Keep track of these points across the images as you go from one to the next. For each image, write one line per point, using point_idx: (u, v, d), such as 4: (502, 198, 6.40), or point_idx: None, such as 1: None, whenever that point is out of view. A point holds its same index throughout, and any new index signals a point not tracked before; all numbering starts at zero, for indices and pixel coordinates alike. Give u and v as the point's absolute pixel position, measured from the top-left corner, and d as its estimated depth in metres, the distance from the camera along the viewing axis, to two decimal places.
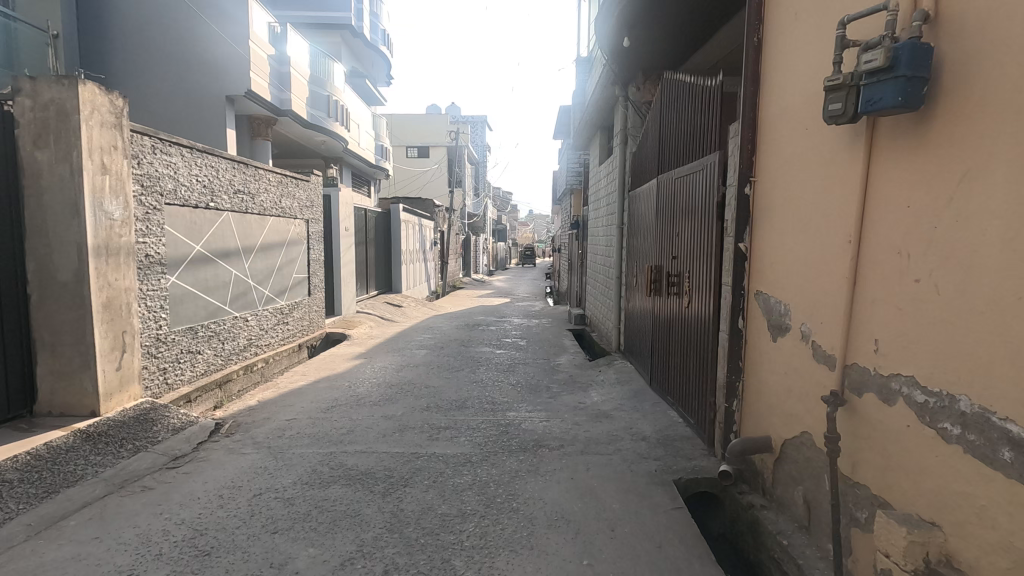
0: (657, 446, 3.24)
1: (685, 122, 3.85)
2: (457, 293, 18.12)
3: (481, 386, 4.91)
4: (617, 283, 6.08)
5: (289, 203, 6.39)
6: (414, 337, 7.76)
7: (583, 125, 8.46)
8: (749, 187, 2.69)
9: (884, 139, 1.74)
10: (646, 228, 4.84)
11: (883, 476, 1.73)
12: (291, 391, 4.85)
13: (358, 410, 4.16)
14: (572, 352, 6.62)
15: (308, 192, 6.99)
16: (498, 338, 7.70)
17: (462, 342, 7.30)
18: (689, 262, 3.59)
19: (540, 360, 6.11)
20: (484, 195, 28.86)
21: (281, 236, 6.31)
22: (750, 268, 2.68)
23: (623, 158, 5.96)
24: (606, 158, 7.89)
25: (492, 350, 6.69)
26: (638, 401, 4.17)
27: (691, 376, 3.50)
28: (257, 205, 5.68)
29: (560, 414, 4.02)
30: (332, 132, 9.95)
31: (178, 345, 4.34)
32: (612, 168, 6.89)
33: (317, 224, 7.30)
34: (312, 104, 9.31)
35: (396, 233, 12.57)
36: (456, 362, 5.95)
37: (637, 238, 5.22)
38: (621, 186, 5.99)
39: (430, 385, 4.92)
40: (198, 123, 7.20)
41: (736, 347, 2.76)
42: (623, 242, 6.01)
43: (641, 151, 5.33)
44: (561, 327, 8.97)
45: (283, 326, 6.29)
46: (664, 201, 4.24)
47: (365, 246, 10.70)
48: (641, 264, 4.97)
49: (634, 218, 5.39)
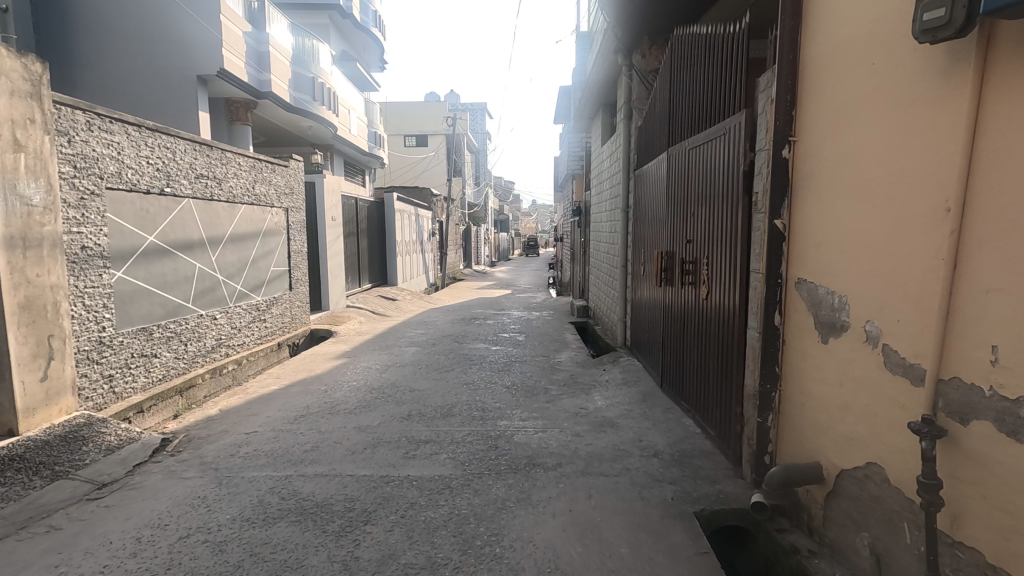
0: (672, 465, 2.73)
1: (702, 80, 3.26)
2: (456, 284, 17.63)
3: (473, 389, 4.41)
4: (623, 272, 5.54)
5: (262, 189, 5.88)
6: (405, 333, 7.27)
7: (584, 104, 7.89)
8: (788, 149, 2.13)
9: (1010, 60, 1.22)
10: (655, 210, 4.28)
11: (1007, 541, 1.22)
12: (260, 396, 4.36)
13: (329, 421, 3.66)
14: (574, 348, 6.11)
15: (286, 177, 6.47)
16: (495, 332, 7.20)
17: (456, 338, 6.80)
18: (708, 246, 3.05)
19: (539, 358, 5.59)
20: (485, 184, 28.28)
21: (255, 226, 5.81)
22: (789, 250, 2.14)
23: (628, 134, 5.40)
24: (609, 138, 7.32)
25: (487, 347, 6.18)
26: (647, 407, 3.66)
27: (711, 380, 2.98)
28: (225, 191, 5.17)
29: (558, 422, 3.51)
30: (318, 117, 9.41)
31: (127, 348, 3.86)
32: (616, 148, 6.33)
33: (298, 213, 6.78)
34: (295, 87, 8.76)
35: (391, 223, 12.04)
36: (448, 360, 5.45)
37: (644, 222, 4.68)
38: (626, 165, 5.42)
39: (416, 389, 4.42)
40: (168, 106, 6.69)
41: (771, 349, 2.23)
42: (628, 227, 5.47)
43: (648, 124, 4.76)
44: (563, 320, 8.44)
45: (258, 324, 5.79)
46: (676, 177, 3.68)
47: (357, 237, 10.19)
48: (649, 251, 4.43)
49: (641, 199, 4.84)
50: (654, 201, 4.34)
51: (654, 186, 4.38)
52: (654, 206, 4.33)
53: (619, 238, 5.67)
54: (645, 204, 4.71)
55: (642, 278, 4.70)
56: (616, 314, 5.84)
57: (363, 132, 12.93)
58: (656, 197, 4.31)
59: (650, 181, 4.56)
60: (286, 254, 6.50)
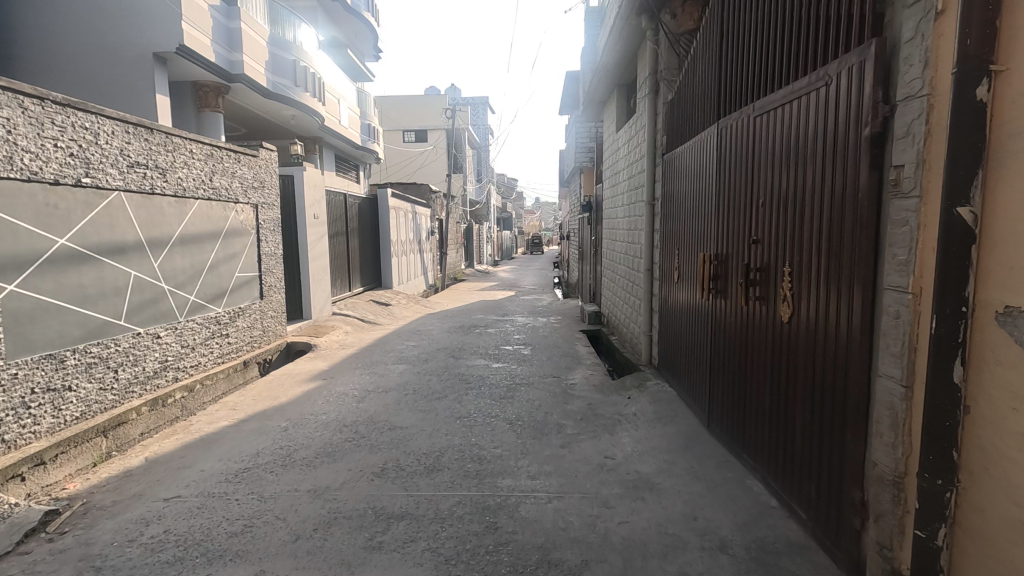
0: (752, 570, 1.87)
1: (773, 21, 2.38)
2: (458, 286, 16.76)
3: (467, 426, 3.54)
4: (648, 277, 4.68)
5: (220, 181, 5.02)
6: (394, 346, 6.41)
7: (594, 85, 7.02)
8: (987, 84, 1.25)
9: None
10: (697, 201, 3.42)
11: None
12: (205, 436, 3.51)
13: (278, 478, 2.81)
14: (589, 365, 5.25)
15: (254, 168, 5.64)
16: (497, 345, 6.34)
17: (452, 352, 5.95)
18: (790, 247, 2.19)
19: (547, 380, 4.72)
20: (487, 180, 27.40)
21: (214, 225, 4.96)
22: (985, 259, 1.27)
23: (654, 111, 4.52)
24: (625, 122, 6.44)
25: (486, 365, 5.31)
26: (694, 459, 2.80)
27: (797, 438, 2.12)
28: (170, 181, 4.33)
29: (577, 483, 2.64)
30: (301, 104, 8.58)
31: (24, 383, 3.01)
32: (636, 131, 5.45)
33: (269, 210, 5.94)
34: (275, 71, 7.91)
35: (384, 221, 11.18)
36: (439, 384, 4.59)
37: (680, 216, 3.81)
38: (652, 150, 4.55)
39: (397, 427, 3.56)
40: (122, 89, 5.87)
41: (944, 422, 1.35)
42: (654, 223, 4.60)
43: (683, 96, 3.88)
44: (573, 328, 7.59)
45: (219, 340, 4.95)
46: (731, 156, 2.80)
47: (346, 237, 9.35)
48: (689, 253, 3.56)
49: (675, 189, 3.97)
50: (694, 190, 3.47)
51: (693, 171, 3.51)
52: (694, 197, 3.47)
53: (642, 237, 4.79)
54: (680, 194, 3.84)
55: (677, 286, 3.83)
56: (640, 326, 4.95)
57: (354, 123, 12.09)
58: (696, 184, 3.45)
59: (685, 167, 3.71)
60: (254, 257, 5.65)
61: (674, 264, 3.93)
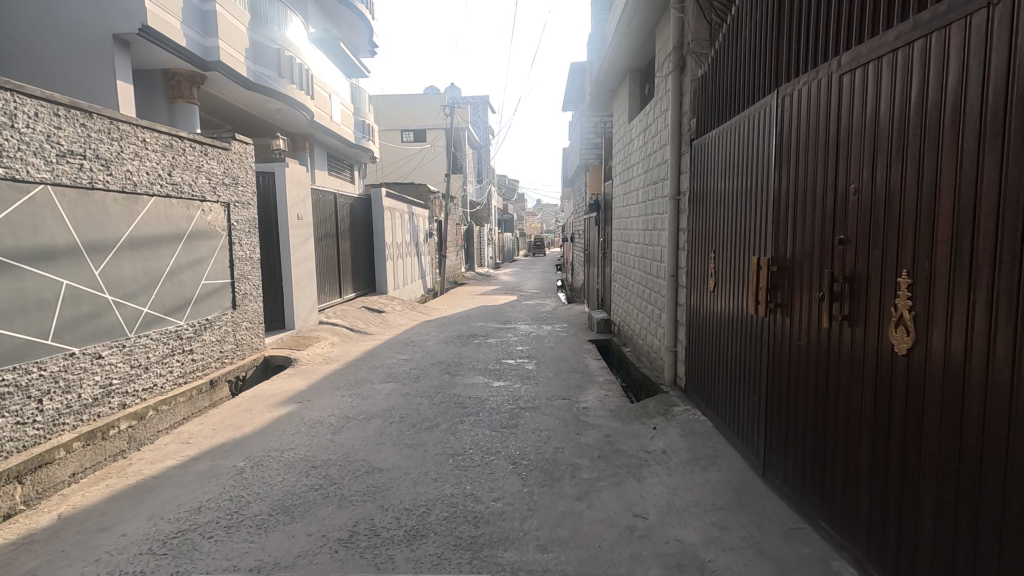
0: None
1: None
2: (457, 290, 16.15)
3: (461, 469, 2.91)
4: (672, 284, 4.05)
5: (182, 176, 4.41)
6: (384, 360, 5.77)
7: (604, 72, 6.39)
8: None
9: None
10: (741, 194, 2.80)
11: None
12: (142, 482, 2.88)
13: (216, 549, 2.19)
14: (602, 384, 4.63)
15: (224, 162, 5.00)
16: (497, 358, 5.70)
17: (448, 367, 5.31)
18: (903, 250, 1.56)
19: (556, 404, 4.08)
20: (488, 181, 26.78)
21: (175, 226, 4.34)
22: None
23: (678, 91, 3.91)
24: (639, 111, 5.83)
25: (485, 384, 4.68)
26: (752, 523, 2.17)
27: (923, 519, 1.50)
28: (117, 175, 3.71)
29: (603, 560, 2.01)
30: (286, 97, 7.97)
31: None
32: (654, 117, 4.83)
33: (242, 210, 5.32)
34: (256, 59, 7.31)
35: (378, 223, 10.58)
36: (430, 410, 3.95)
37: (717, 211, 3.20)
38: (677, 135, 3.94)
39: (376, 470, 2.92)
40: (78, 75, 5.26)
41: None
42: (679, 222, 3.98)
43: (718, 69, 3.27)
44: (580, 337, 6.97)
45: (180, 358, 4.33)
46: (795, 131, 2.19)
47: (336, 240, 8.74)
48: (730, 255, 2.94)
49: (709, 179, 3.35)
50: (737, 179, 2.86)
51: (734, 156, 2.90)
52: (738, 187, 2.85)
53: (665, 238, 4.18)
54: (716, 185, 3.22)
55: (714, 295, 3.21)
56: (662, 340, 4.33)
57: (347, 120, 11.50)
58: (738, 172, 2.84)
59: (722, 152, 3.09)
60: (224, 263, 5.04)
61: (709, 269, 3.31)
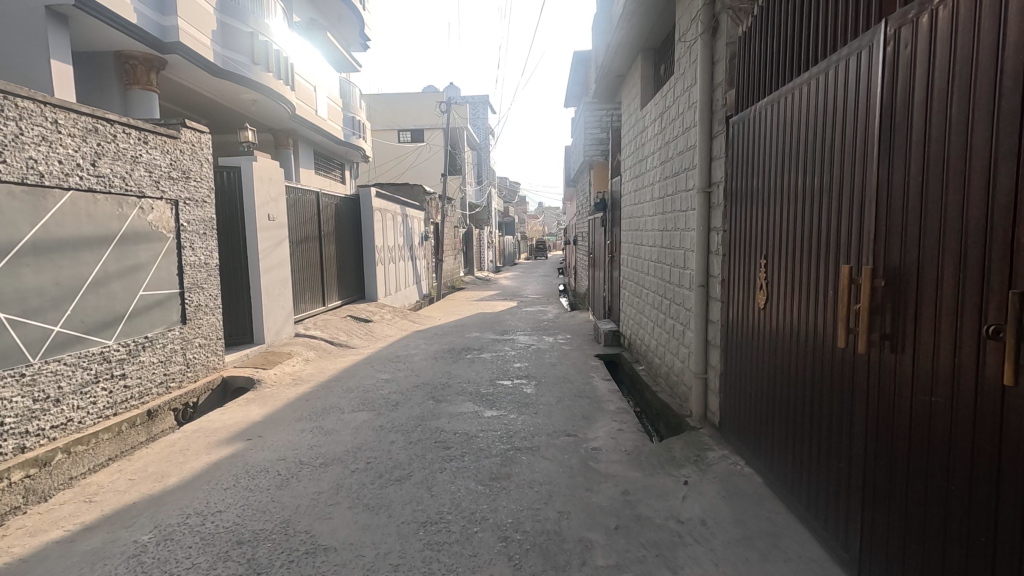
0: None
1: None
2: (455, 295, 15.42)
3: (433, 549, 2.18)
4: (702, 296, 3.29)
5: (111, 166, 3.68)
6: (361, 380, 5.06)
7: (611, 54, 5.67)
8: None
9: None
10: (810, 178, 2.05)
11: None
12: (4, 569, 2.14)
13: None
14: (613, 414, 3.90)
15: (169, 153, 4.28)
16: (491, 379, 4.95)
17: (433, 391, 4.58)
18: None
19: (558, 443, 3.34)
20: (488, 182, 26.05)
21: (101, 227, 3.62)
22: None
23: (708, 59, 3.17)
24: (652, 97, 5.11)
25: (475, 414, 3.94)
26: None
27: None
28: (14, 161, 2.98)
29: None
30: (261, 86, 7.27)
31: None
32: (673, 99, 4.10)
33: (195, 209, 4.61)
34: (226, 44, 6.61)
35: (367, 225, 9.88)
36: (404, 452, 3.21)
37: (766, 206, 2.46)
38: (707, 114, 3.20)
39: (319, 550, 2.19)
40: (5, 54, 4.56)
41: None
42: (709, 219, 3.23)
43: (768, 22, 2.54)
44: (586, 351, 6.24)
45: (107, 385, 3.59)
46: (919, 77, 1.45)
47: (318, 243, 8.04)
48: (793, 261, 2.19)
49: (754, 165, 2.61)
50: (802, 160, 2.11)
51: (796, 130, 2.16)
52: (802, 171, 2.11)
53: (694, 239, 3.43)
54: (765, 171, 2.48)
55: (765, 315, 2.46)
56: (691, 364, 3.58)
57: (334, 115, 10.81)
58: (804, 150, 2.09)
59: (775, 128, 2.36)
60: (170, 270, 4.33)
61: (756, 281, 2.55)
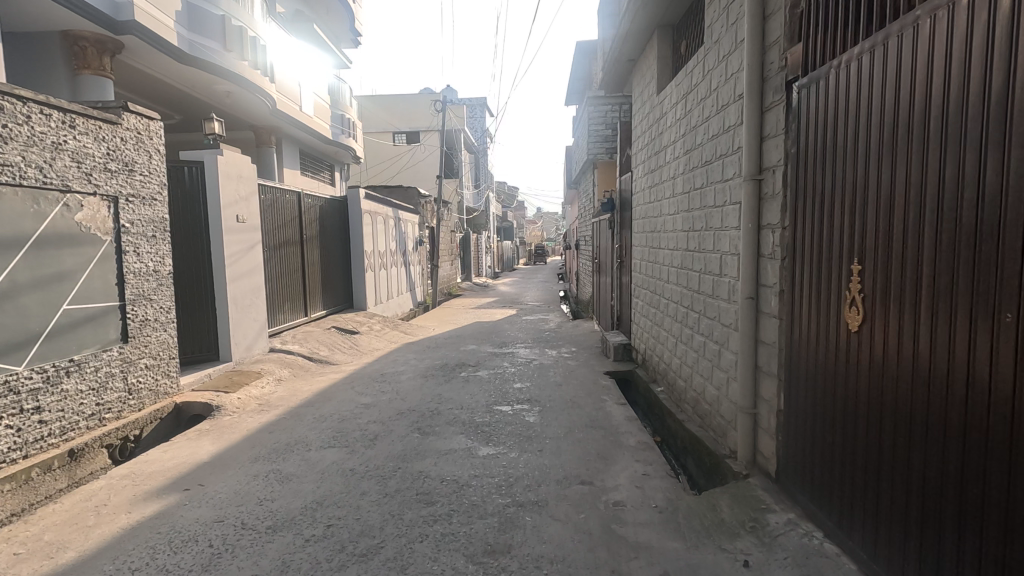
0: None
1: None
2: (452, 302, 14.75)
3: None
4: (753, 313, 2.62)
5: (23, 153, 3.02)
6: (338, 405, 4.39)
7: (622, 34, 5.04)
8: None
9: None
10: (955, 149, 1.41)
11: None
12: None
13: None
14: (634, 454, 3.24)
15: (106, 140, 3.62)
16: (487, 404, 4.28)
17: (419, 420, 3.91)
18: None
19: (570, 494, 2.68)
20: (486, 186, 25.42)
21: (8, 227, 2.96)
22: None
23: (758, 16, 2.53)
24: (667, 84, 4.50)
25: (467, 452, 3.27)
26: None
27: None
28: None
29: None
30: (236, 76, 6.64)
31: None
32: (702, 76, 3.46)
33: (142, 207, 3.95)
34: (193, 28, 5.98)
35: (356, 229, 9.23)
36: (375, 510, 2.54)
37: (851, 198, 1.86)
38: (757, 84, 2.55)
39: None
40: None
41: None
42: (759, 217, 2.57)
43: None
44: (595, 368, 5.58)
45: (17, 421, 2.92)
46: None
47: (300, 248, 7.39)
48: (915, 270, 1.55)
49: (835, 142, 1.96)
50: (915, 133, 1.55)
51: (905, 93, 1.59)
52: (917, 148, 1.54)
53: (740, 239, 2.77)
54: (842, 156, 1.92)
55: (851, 341, 1.86)
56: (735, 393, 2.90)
57: (321, 112, 10.18)
58: (927, 116, 1.50)
59: (869, 92, 1.76)
60: (108, 280, 3.66)
61: (831, 298, 1.97)
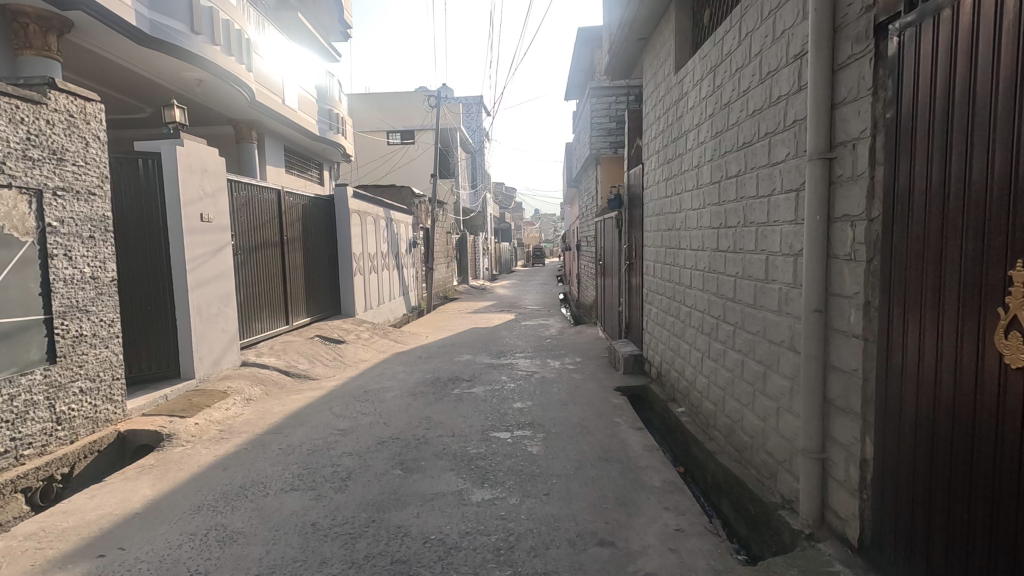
0: None
1: None
2: (447, 306, 14.17)
3: None
4: (822, 332, 2.03)
5: None
6: (310, 431, 3.80)
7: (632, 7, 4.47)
8: None
9: None
10: None
11: None
12: None
13: None
14: (662, 499, 2.66)
15: (26, 123, 3.04)
16: (482, 430, 3.69)
17: (402, 452, 3.31)
18: None
19: (587, 564, 2.09)
20: (483, 187, 24.84)
21: None
22: None
23: None
24: (685, 63, 3.94)
25: (457, 499, 2.68)
26: None
27: None
28: None
29: None
30: (207, 62, 6.05)
31: None
32: (737, 44, 2.90)
33: (76, 203, 3.37)
34: (156, 6, 5.39)
35: (343, 230, 8.63)
36: None
37: (986, 177, 1.33)
38: (827, 36, 1.97)
39: None
40: None
41: None
42: (832, 208, 1.99)
43: None
44: (603, 382, 5.00)
45: None
46: None
47: (279, 251, 6.80)
48: None
49: (970, 96, 1.38)
50: None
51: None
52: None
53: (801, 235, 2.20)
54: (985, 115, 1.34)
55: (989, 377, 1.33)
56: (792, 428, 2.32)
57: (307, 107, 9.60)
58: None
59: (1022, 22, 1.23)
60: (28, 289, 3.07)
61: (963, 318, 1.40)
